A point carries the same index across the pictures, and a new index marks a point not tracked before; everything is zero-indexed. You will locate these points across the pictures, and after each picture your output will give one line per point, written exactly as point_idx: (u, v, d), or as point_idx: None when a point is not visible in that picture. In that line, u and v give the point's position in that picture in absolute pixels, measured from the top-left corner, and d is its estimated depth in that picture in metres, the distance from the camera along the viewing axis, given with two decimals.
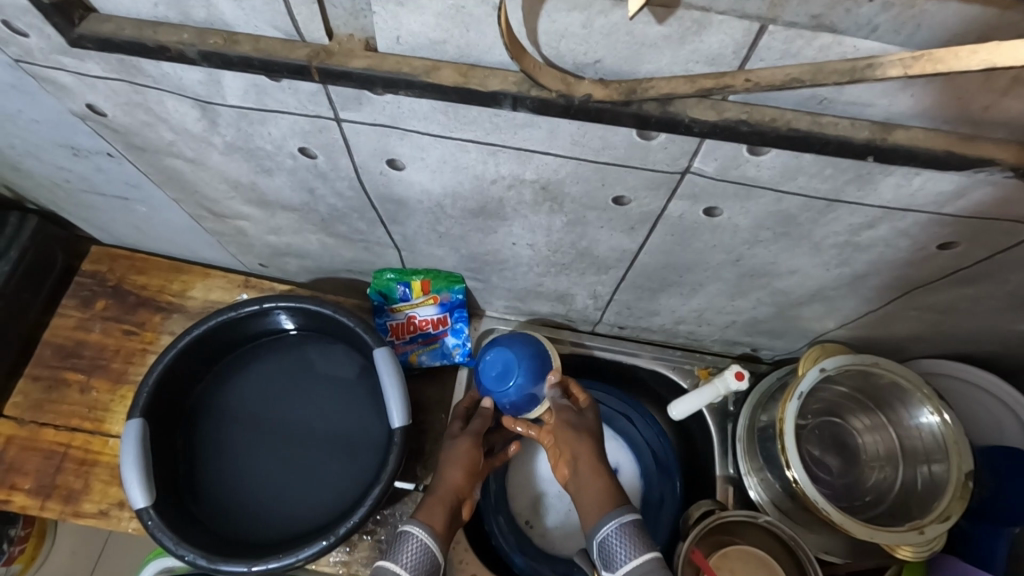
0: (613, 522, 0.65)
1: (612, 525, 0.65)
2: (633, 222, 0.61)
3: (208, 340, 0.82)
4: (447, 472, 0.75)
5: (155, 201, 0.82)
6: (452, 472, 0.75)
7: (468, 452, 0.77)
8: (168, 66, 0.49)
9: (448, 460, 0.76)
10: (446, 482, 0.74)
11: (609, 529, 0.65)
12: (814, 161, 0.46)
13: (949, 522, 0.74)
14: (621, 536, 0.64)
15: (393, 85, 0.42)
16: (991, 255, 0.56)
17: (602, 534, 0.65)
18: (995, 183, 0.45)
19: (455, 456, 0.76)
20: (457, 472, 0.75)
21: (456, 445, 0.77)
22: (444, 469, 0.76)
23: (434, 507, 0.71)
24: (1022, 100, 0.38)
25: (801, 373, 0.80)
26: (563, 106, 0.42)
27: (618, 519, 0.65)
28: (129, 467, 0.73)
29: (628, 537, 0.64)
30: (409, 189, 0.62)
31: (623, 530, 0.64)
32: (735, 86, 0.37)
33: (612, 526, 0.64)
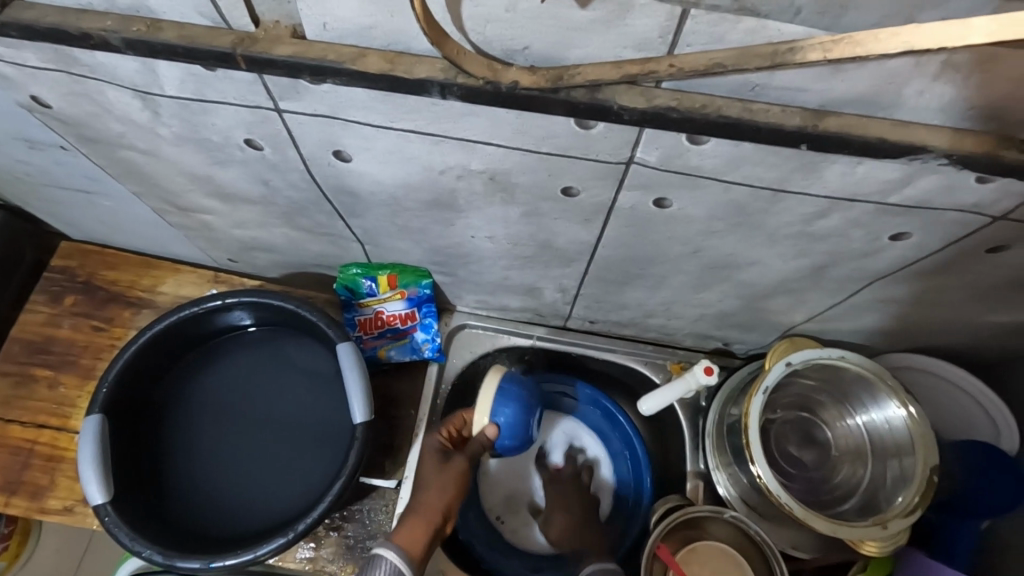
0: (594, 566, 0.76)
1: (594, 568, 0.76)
2: (587, 213, 0.60)
3: (170, 336, 0.81)
4: (430, 493, 0.73)
5: (117, 196, 0.81)
6: (439, 494, 0.73)
7: (458, 477, 0.76)
8: (102, 55, 0.48)
9: (434, 479, 0.75)
10: (429, 502, 0.72)
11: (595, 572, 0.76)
12: (756, 150, 0.46)
13: (912, 518, 0.73)
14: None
15: (319, 72, 0.41)
16: (945, 246, 0.56)
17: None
18: (938, 172, 0.45)
19: (445, 478, 0.74)
20: (445, 496, 0.74)
21: (449, 467, 0.76)
22: (427, 489, 0.74)
23: (415, 530, 0.69)
24: (954, 85, 0.37)
25: (767, 367, 0.79)
26: (491, 93, 0.41)
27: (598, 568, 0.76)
28: (87, 464, 0.72)
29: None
30: (360, 181, 0.61)
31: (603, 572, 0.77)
32: (660, 71, 0.37)
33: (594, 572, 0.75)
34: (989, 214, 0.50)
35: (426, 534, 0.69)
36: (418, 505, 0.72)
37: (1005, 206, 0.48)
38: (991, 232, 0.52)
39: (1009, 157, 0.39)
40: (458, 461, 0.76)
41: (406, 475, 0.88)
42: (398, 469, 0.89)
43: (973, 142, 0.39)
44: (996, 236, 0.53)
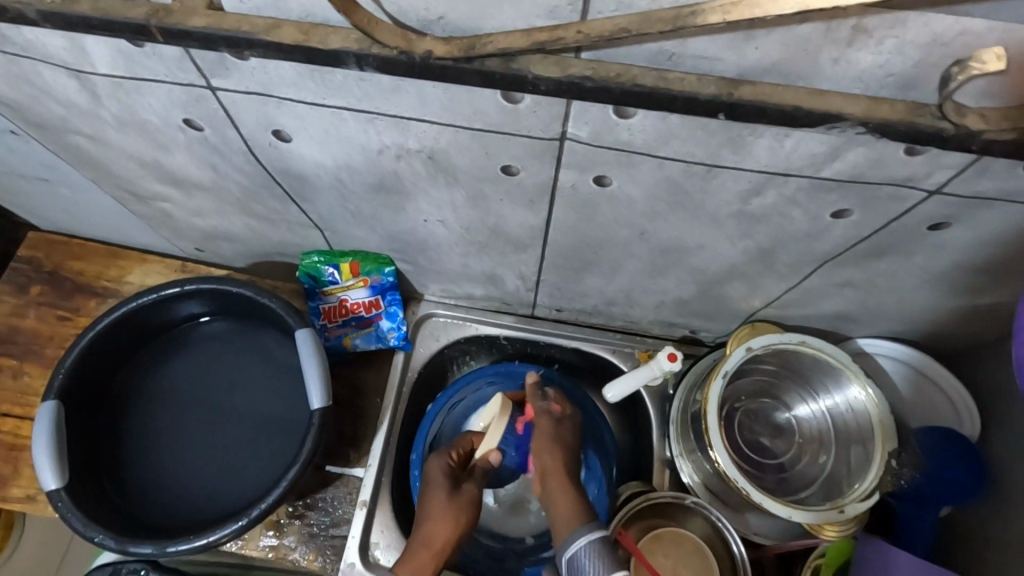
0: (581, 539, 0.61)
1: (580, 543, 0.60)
2: (531, 194, 0.59)
3: (129, 324, 0.81)
4: (440, 521, 0.69)
5: (74, 183, 0.81)
6: (450, 523, 0.69)
7: (470, 503, 0.72)
8: (30, 32, 0.48)
9: (444, 502, 0.70)
10: (440, 534, 0.68)
11: (578, 547, 0.60)
12: (683, 123, 0.45)
13: (870, 501, 0.73)
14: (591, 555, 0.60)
15: (235, 45, 0.41)
16: (886, 224, 0.55)
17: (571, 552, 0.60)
18: (866, 143, 0.44)
19: (462, 505, 0.71)
20: (455, 523, 0.69)
21: (461, 491, 0.72)
22: (436, 515, 0.69)
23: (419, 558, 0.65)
24: (864, 52, 0.37)
25: (728, 353, 0.79)
26: (407, 64, 0.40)
27: (587, 536, 0.61)
28: (41, 449, 0.72)
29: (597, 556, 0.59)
30: (304, 164, 0.61)
31: (591, 547, 0.60)
32: (568, 38, 0.37)
33: (582, 543, 0.60)
34: (923, 189, 0.49)
35: (434, 561, 0.66)
36: (427, 529, 0.68)
37: (937, 180, 0.48)
38: (928, 208, 0.52)
39: (924, 125, 0.39)
40: (471, 486, 0.74)
41: (369, 464, 0.88)
42: (362, 457, 0.89)
43: (890, 109, 0.39)
44: (933, 212, 0.52)
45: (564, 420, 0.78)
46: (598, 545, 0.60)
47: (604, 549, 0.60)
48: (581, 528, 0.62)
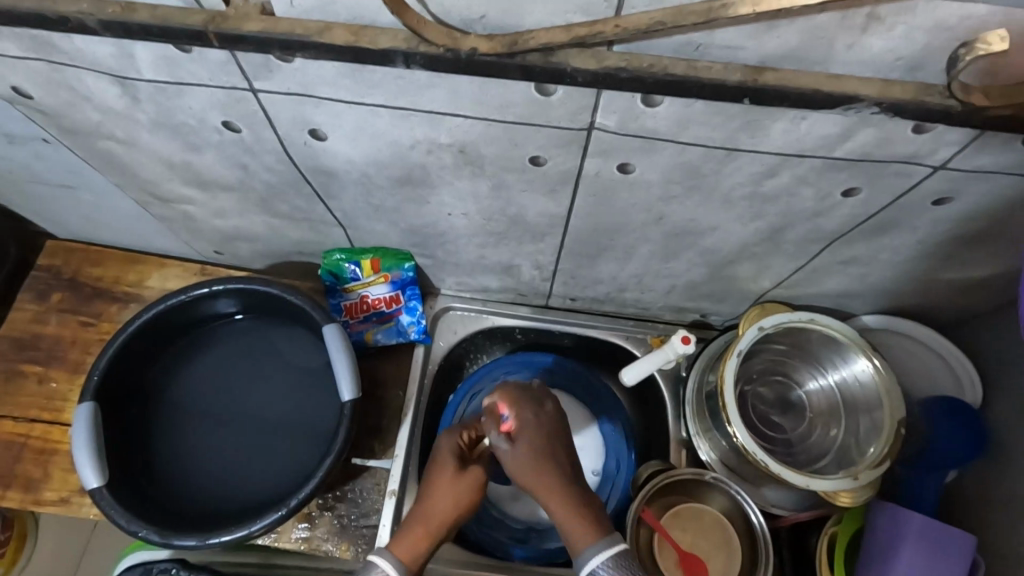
0: (598, 558, 0.59)
1: (597, 562, 0.59)
2: (554, 183, 0.62)
3: (158, 324, 0.83)
4: (442, 504, 0.67)
5: (99, 189, 0.83)
6: (452, 507, 0.67)
7: (475, 488, 0.69)
8: (79, 40, 0.50)
9: (448, 485, 0.68)
10: (439, 515, 0.66)
11: (594, 567, 0.59)
12: (705, 109, 0.49)
13: (882, 467, 0.76)
14: (613, 572, 0.59)
15: (288, 47, 0.44)
16: (892, 201, 0.59)
17: (586, 573, 0.60)
18: (875, 124, 0.48)
19: (462, 488, 0.68)
20: (454, 511, 0.67)
21: (467, 474, 0.68)
22: (436, 497, 0.67)
23: (409, 539, 0.65)
24: (877, 38, 0.40)
25: (741, 333, 0.82)
26: (452, 60, 0.43)
27: (600, 557, 0.59)
28: (81, 448, 0.74)
29: (616, 574, 0.59)
30: (335, 161, 0.63)
31: (609, 566, 0.59)
32: (607, 32, 0.40)
33: (598, 565, 0.59)
34: (928, 164, 0.53)
35: (429, 543, 0.65)
36: (426, 512, 0.66)
37: (940, 156, 0.52)
38: (932, 183, 0.56)
39: (933, 103, 0.42)
40: (477, 470, 0.69)
41: (395, 455, 0.90)
42: (388, 449, 0.91)
43: (901, 90, 0.42)
44: (936, 187, 0.56)
45: (532, 420, 0.68)
46: (617, 561, 0.59)
47: (619, 567, 0.59)
48: (591, 548, 0.60)
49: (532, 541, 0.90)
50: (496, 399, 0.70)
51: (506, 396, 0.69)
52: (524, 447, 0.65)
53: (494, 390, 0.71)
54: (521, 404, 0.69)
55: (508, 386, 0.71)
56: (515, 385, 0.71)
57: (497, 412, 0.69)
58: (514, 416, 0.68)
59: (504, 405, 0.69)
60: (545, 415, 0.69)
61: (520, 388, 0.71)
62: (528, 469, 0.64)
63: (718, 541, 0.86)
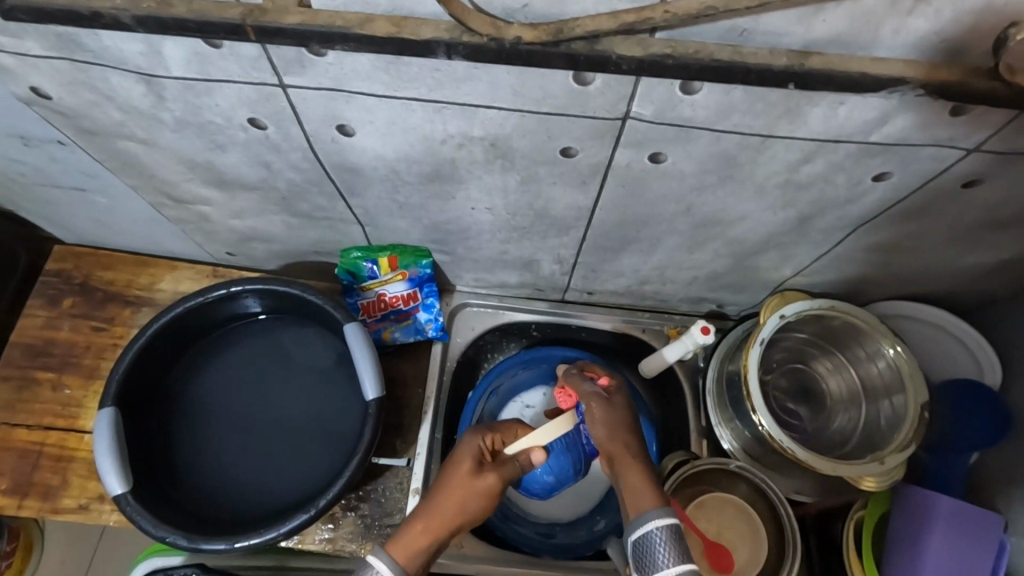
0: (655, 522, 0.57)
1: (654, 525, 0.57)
2: (584, 175, 0.62)
3: (177, 327, 0.82)
4: (449, 503, 0.64)
5: (113, 191, 0.81)
6: (460, 508, 0.64)
7: (490, 494, 0.65)
8: (106, 37, 0.50)
9: (458, 487, 0.65)
10: (445, 514, 0.64)
11: (650, 528, 0.57)
12: (744, 96, 0.49)
13: (908, 452, 0.76)
14: (666, 543, 0.57)
15: (328, 39, 0.43)
16: (923, 185, 0.59)
17: (641, 535, 0.58)
18: (914, 108, 0.48)
19: (479, 489, 0.65)
20: (466, 510, 0.64)
21: (481, 478, 0.65)
22: (448, 494, 0.64)
23: (413, 534, 0.63)
24: (926, 20, 0.40)
25: (762, 321, 0.82)
26: (496, 50, 0.43)
27: (657, 521, 0.57)
28: (103, 454, 0.73)
29: (671, 544, 0.57)
30: (362, 157, 0.63)
31: (664, 533, 0.57)
32: (656, 17, 0.39)
33: (654, 530, 0.57)
34: (962, 147, 0.53)
35: (428, 545, 0.63)
36: (432, 510, 0.64)
37: (976, 139, 0.52)
38: (964, 166, 0.56)
39: (978, 85, 0.42)
40: (494, 474, 0.66)
41: (417, 453, 0.90)
42: (410, 447, 0.91)
43: (947, 73, 0.42)
44: (968, 170, 0.56)
45: (620, 391, 0.71)
46: (671, 530, 0.57)
47: (674, 537, 0.57)
48: (653, 509, 0.59)
49: (557, 536, 0.91)
50: (564, 379, 0.74)
51: (576, 374, 0.73)
52: (601, 411, 0.68)
53: (569, 369, 0.77)
54: (614, 379, 0.73)
55: (583, 365, 0.77)
56: (593, 368, 0.76)
57: (564, 389, 0.73)
58: (576, 397, 0.72)
59: (570, 386, 0.72)
60: (623, 393, 0.71)
61: (604, 372, 0.75)
62: (602, 431, 0.67)
63: (743, 528, 0.86)
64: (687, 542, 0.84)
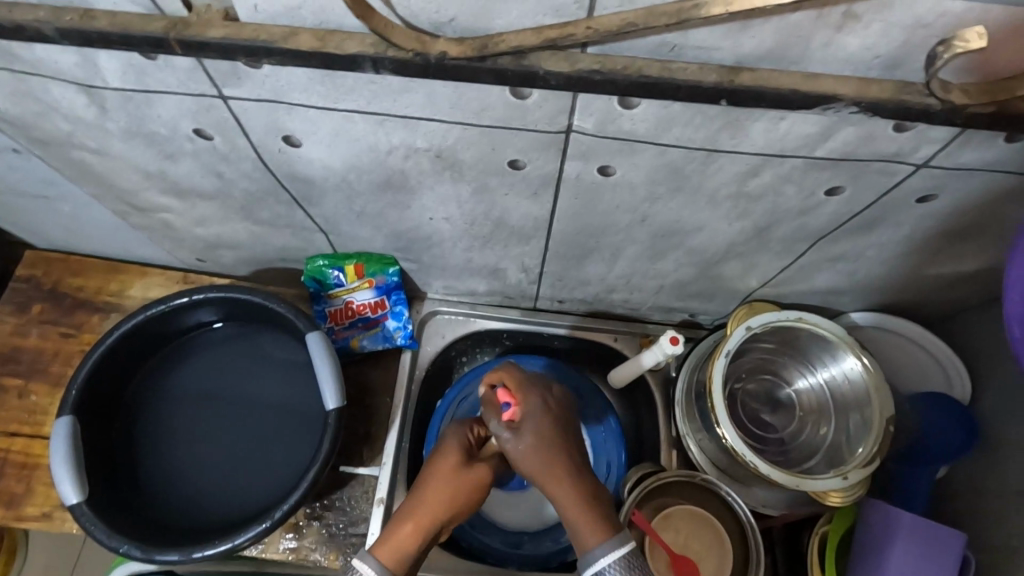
0: (608, 558, 0.58)
1: (605, 562, 0.58)
2: (536, 186, 0.61)
3: (138, 336, 0.81)
4: (436, 497, 0.63)
5: (74, 199, 0.81)
6: (449, 501, 0.63)
7: (478, 485, 0.66)
8: (41, 49, 0.50)
9: (446, 480, 0.64)
10: (433, 508, 0.63)
11: (603, 566, 0.58)
12: (684, 110, 0.48)
13: (872, 467, 0.76)
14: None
15: (253, 54, 0.43)
16: (876, 198, 0.58)
17: (594, 571, 0.58)
18: (854, 122, 0.47)
19: (473, 485, 0.65)
20: (457, 502, 0.64)
21: (471, 472, 0.65)
22: (436, 489, 0.64)
23: (403, 530, 0.61)
24: (855, 36, 0.39)
25: (728, 333, 0.81)
26: (422, 65, 0.42)
27: (610, 556, 0.58)
28: (59, 464, 0.72)
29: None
30: (311, 167, 0.62)
31: (617, 567, 0.58)
32: (577, 34, 0.39)
33: (607, 566, 0.57)
34: (910, 162, 0.52)
35: (417, 539, 0.61)
36: (422, 507, 0.63)
37: (923, 153, 0.51)
38: (915, 181, 0.55)
39: (912, 102, 0.42)
40: (482, 469, 0.66)
41: (383, 462, 0.89)
42: (376, 456, 0.89)
43: (880, 89, 0.42)
44: (919, 184, 0.56)
45: (539, 405, 0.66)
46: (624, 562, 0.58)
47: (627, 568, 0.58)
48: (601, 547, 0.59)
49: (525, 545, 0.88)
50: (501, 385, 0.67)
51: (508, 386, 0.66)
52: (532, 436, 0.63)
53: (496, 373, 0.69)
54: (527, 391, 0.67)
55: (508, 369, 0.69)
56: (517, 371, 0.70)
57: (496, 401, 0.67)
58: (516, 406, 0.66)
59: (506, 394, 0.66)
60: (561, 404, 0.69)
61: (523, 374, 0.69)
62: (536, 455, 0.63)
63: (711, 539, 0.84)
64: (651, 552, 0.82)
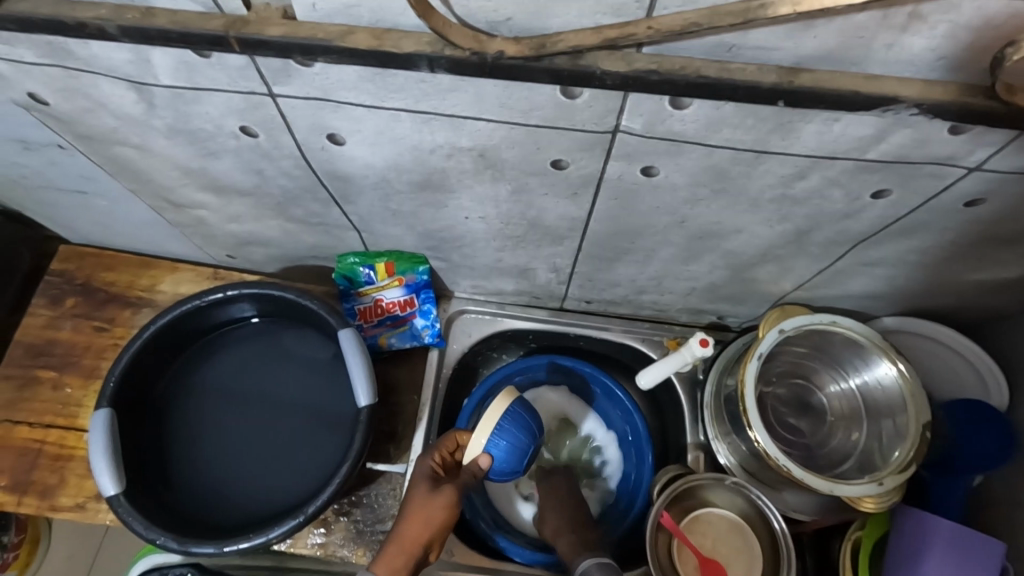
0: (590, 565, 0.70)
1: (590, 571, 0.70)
2: (576, 187, 0.61)
3: (174, 330, 0.82)
4: (418, 524, 0.66)
5: (113, 195, 0.82)
6: (426, 526, 0.66)
7: (449, 506, 0.67)
8: (96, 46, 0.51)
9: (419, 509, 0.67)
10: (414, 534, 0.66)
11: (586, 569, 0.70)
12: (735, 111, 0.48)
13: (908, 473, 0.75)
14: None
15: (310, 52, 0.43)
16: (922, 202, 0.58)
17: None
18: (910, 125, 0.47)
19: (444, 504, 0.67)
20: (434, 525, 0.67)
21: (441, 492, 0.68)
22: (417, 512, 0.67)
23: (393, 549, 0.65)
24: (919, 37, 0.39)
25: (761, 335, 0.80)
26: (477, 64, 0.43)
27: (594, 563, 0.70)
28: (98, 456, 0.73)
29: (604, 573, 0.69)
30: (352, 165, 0.62)
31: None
32: (639, 33, 0.39)
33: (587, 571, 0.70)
34: (962, 166, 0.52)
35: (408, 562, 0.65)
36: (403, 526, 0.66)
37: (976, 157, 0.51)
38: (966, 185, 0.55)
39: (975, 104, 0.42)
40: (451, 490, 0.68)
41: (410, 459, 0.89)
42: (403, 453, 0.89)
43: (941, 91, 0.42)
44: (968, 188, 0.55)
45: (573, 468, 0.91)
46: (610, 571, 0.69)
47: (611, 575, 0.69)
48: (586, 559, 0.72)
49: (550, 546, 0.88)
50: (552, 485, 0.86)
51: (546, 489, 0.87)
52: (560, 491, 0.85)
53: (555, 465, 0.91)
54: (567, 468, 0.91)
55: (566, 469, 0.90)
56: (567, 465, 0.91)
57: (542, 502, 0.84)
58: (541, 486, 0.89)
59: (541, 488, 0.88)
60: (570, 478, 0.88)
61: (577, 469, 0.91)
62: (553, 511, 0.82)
63: (738, 543, 0.84)
64: (678, 555, 0.83)
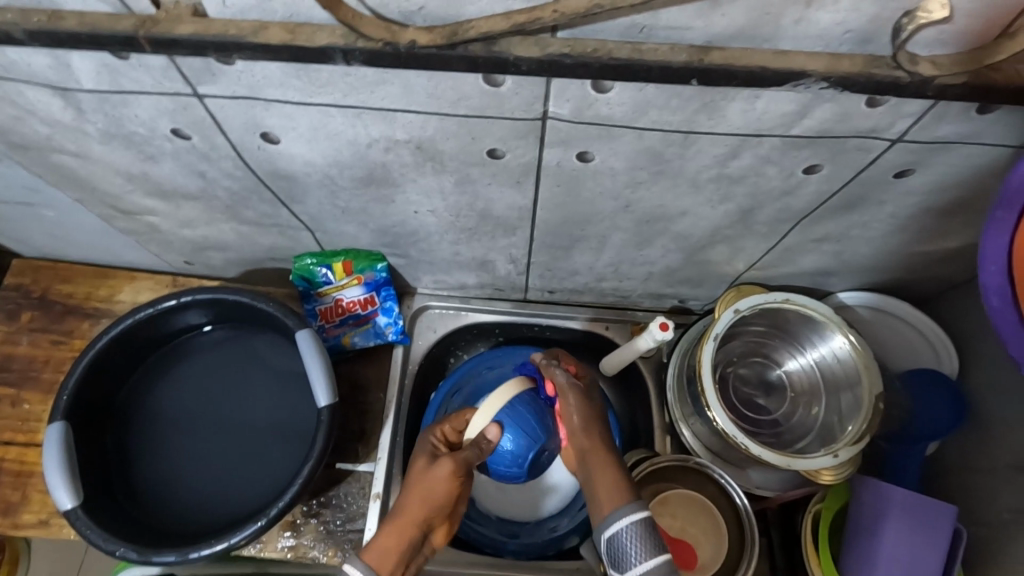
0: (624, 520, 0.57)
1: (622, 524, 0.57)
2: (517, 175, 0.61)
3: (129, 339, 0.81)
4: (416, 498, 0.63)
5: (59, 205, 0.81)
6: (425, 501, 0.63)
7: (452, 480, 0.64)
8: (13, 51, 0.50)
9: (419, 486, 0.63)
10: (414, 509, 0.62)
11: (620, 527, 0.57)
12: (658, 92, 0.48)
13: (862, 444, 0.76)
14: (633, 537, 0.57)
15: (223, 48, 0.43)
16: (854, 176, 0.59)
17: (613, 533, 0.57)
18: (830, 99, 0.48)
19: (442, 482, 0.63)
20: (432, 503, 0.63)
21: (438, 467, 0.64)
22: (415, 491, 0.63)
23: (388, 529, 0.61)
24: (824, 11, 0.40)
25: (716, 316, 0.81)
26: (393, 54, 0.43)
27: (629, 518, 0.57)
28: (53, 469, 0.72)
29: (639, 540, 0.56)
30: (293, 164, 0.62)
31: (634, 531, 0.57)
32: (545, 17, 0.39)
33: (625, 526, 0.57)
34: (886, 138, 0.53)
35: (403, 544, 0.61)
36: (399, 509, 0.62)
37: (899, 128, 0.51)
38: (893, 156, 0.56)
39: (881, 75, 0.43)
40: (449, 463, 0.64)
41: (378, 457, 0.88)
42: (372, 452, 0.89)
43: (849, 64, 0.43)
44: (895, 160, 0.56)
45: (578, 395, 0.70)
46: (641, 526, 0.57)
47: (646, 532, 0.57)
48: (619, 509, 0.58)
49: (522, 535, 0.88)
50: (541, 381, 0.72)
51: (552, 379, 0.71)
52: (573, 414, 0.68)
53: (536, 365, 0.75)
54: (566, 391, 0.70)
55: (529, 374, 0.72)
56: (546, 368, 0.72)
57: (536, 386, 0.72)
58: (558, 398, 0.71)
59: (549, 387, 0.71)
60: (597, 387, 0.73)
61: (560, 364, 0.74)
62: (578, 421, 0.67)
63: (708, 525, 0.85)
64: None
